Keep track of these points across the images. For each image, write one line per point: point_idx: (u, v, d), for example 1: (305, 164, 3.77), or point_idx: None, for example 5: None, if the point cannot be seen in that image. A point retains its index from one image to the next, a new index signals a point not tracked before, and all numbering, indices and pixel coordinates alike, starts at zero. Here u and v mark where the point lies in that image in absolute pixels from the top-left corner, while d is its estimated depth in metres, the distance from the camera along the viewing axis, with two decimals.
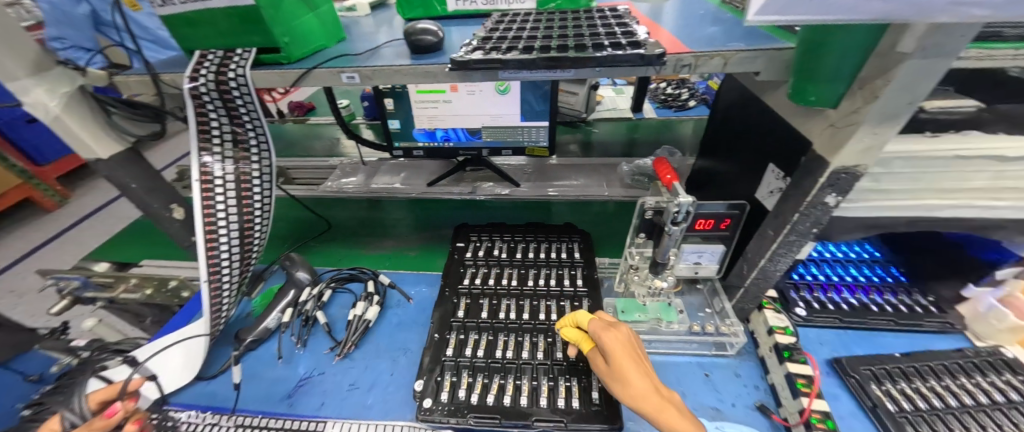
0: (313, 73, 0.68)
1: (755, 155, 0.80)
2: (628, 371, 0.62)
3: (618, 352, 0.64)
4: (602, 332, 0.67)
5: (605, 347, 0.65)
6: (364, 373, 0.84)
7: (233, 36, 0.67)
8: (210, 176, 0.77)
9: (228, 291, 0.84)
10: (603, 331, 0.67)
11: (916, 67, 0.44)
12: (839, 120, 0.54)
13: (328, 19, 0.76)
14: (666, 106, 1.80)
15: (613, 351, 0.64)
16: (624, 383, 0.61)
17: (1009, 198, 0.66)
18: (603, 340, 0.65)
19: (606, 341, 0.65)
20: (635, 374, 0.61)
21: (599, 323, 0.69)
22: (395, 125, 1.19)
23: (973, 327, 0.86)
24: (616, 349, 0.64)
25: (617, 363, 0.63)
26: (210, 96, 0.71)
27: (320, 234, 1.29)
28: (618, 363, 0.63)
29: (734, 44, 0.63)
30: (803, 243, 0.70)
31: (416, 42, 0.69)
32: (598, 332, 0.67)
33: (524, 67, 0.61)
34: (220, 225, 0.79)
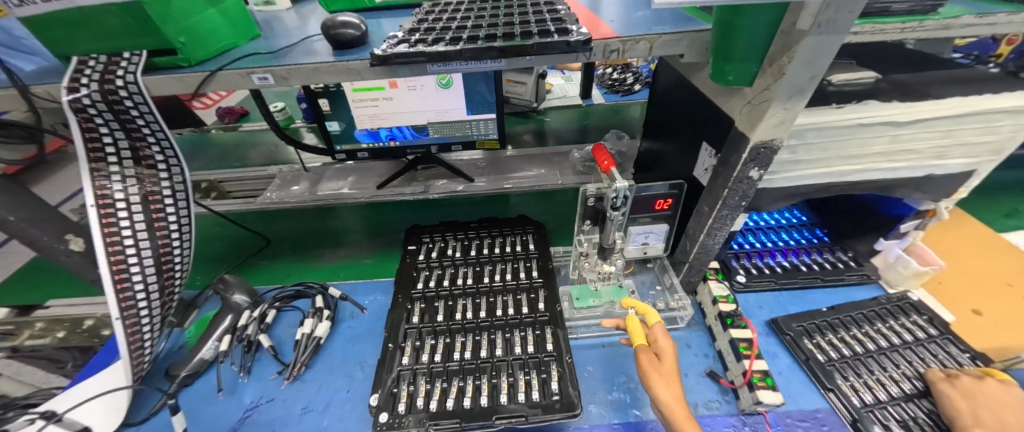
0: (217, 75, 0.61)
1: (690, 135, 0.83)
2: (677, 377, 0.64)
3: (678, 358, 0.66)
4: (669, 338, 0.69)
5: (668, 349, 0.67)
6: (317, 394, 0.80)
7: (117, 39, 0.59)
8: (111, 199, 0.68)
9: (149, 327, 0.76)
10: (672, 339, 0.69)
11: (814, 42, 0.48)
12: (755, 97, 0.59)
13: (234, 14, 0.69)
14: (613, 92, 1.77)
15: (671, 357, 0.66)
16: (672, 384, 0.63)
17: (905, 160, 0.74)
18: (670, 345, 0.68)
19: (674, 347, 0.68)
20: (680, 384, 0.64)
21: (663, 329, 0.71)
22: (335, 127, 1.10)
23: (886, 276, 0.97)
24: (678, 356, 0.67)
25: (669, 366, 0.65)
26: (97, 108, 0.63)
27: (258, 252, 1.20)
28: (670, 368, 0.65)
29: (658, 28, 0.64)
30: (735, 216, 0.75)
31: (336, 37, 0.63)
32: (663, 336, 0.69)
33: (451, 59, 0.59)
34: (129, 253, 0.71)
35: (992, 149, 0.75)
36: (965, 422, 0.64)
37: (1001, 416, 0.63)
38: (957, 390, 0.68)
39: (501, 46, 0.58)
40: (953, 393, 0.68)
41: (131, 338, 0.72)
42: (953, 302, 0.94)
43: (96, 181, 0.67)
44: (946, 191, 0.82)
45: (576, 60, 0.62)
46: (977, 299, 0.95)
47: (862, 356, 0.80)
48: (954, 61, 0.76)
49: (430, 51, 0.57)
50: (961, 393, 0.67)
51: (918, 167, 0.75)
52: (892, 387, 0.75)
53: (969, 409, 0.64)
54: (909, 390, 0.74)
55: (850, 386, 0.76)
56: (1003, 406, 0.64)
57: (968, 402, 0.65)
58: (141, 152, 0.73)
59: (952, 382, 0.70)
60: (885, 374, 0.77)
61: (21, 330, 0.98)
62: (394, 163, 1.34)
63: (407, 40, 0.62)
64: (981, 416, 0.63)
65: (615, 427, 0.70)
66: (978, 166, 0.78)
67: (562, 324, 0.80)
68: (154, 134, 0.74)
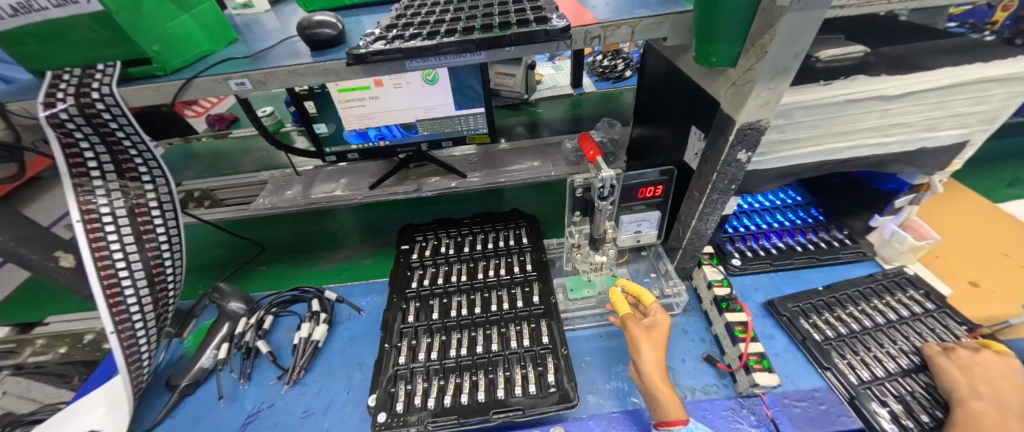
0: (194, 82, 0.60)
1: (679, 120, 0.82)
2: (661, 346, 0.68)
3: (664, 330, 0.70)
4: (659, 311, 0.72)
5: (655, 321, 0.71)
6: (317, 396, 0.80)
7: (88, 51, 0.58)
8: (97, 214, 0.68)
9: (145, 339, 0.75)
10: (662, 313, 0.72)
11: (795, 19, 0.47)
12: (740, 78, 0.58)
13: (211, 18, 0.67)
14: (604, 79, 1.75)
15: (658, 329, 0.70)
16: (655, 351, 0.67)
17: (896, 134, 0.73)
18: (658, 318, 0.71)
19: (663, 319, 0.71)
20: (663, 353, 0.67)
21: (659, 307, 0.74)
22: (323, 129, 1.09)
23: (882, 252, 0.96)
24: (665, 328, 0.70)
25: (655, 336, 0.68)
26: (76, 122, 0.62)
27: (252, 259, 1.20)
28: (656, 338, 0.69)
29: (639, 11, 0.62)
30: (725, 199, 0.75)
31: (312, 37, 0.62)
32: (657, 311, 0.72)
33: (429, 55, 0.58)
34: (120, 266, 0.70)
35: (985, 118, 0.74)
36: (962, 395, 0.64)
37: (997, 388, 0.63)
38: (954, 362, 0.68)
39: (479, 38, 0.56)
40: (950, 367, 0.68)
41: (127, 351, 0.72)
42: (950, 274, 0.94)
43: (81, 196, 0.67)
44: (939, 164, 0.81)
45: (556, 48, 0.61)
46: (974, 271, 0.95)
47: (859, 333, 0.80)
48: (944, 31, 0.75)
49: (406, 47, 0.56)
50: (958, 366, 0.68)
51: (910, 141, 0.75)
52: (889, 363, 0.75)
53: (966, 382, 0.65)
54: (906, 365, 0.74)
55: (847, 363, 0.76)
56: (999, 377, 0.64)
57: (965, 375, 0.65)
58: (123, 165, 0.73)
59: (948, 355, 0.70)
60: (881, 350, 0.77)
61: (22, 348, 0.99)
62: (386, 162, 1.33)
63: (384, 37, 0.61)
64: (978, 388, 0.63)
65: (615, 415, 0.71)
66: (971, 137, 0.77)
67: (557, 316, 0.80)
68: (135, 146, 0.73)
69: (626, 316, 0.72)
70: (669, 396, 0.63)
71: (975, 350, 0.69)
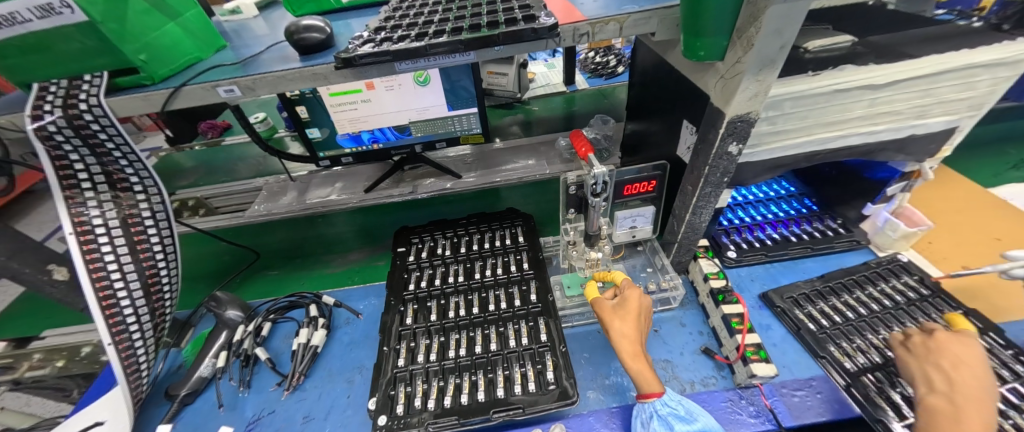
0: (181, 91, 0.60)
1: (671, 114, 0.82)
2: (630, 321, 0.69)
3: (631, 306, 0.71)
4: (627, 289, 0.74)
5: (622, 299, 0.72)
6: (318, 401, 0.80)
7: (74, 62, 0.57)
8: (89, 226, 0.68)
9: (143, 349, 0.75)
10: (630, 290, 0.74)
11: (779, 10, 0.47)
12: (728, 71, 0.58)
13: (199, 24, 0.67)
14: (596, 76, 1.75)
15: (625, 306, 0.71)
16: (623, 327, 0.68)
17: (885, 123, 0.73)
18: (625, 295, 0.73)
19: (629, 295, 0.73)
20: (633, 327, 0.69)
21: (627, 283, 0.76)
22: (316, 134, 1.09)
23: (875, 240, 0.97)
24: (633, 304, 0.71)
25: (623, 314, 0.70)
26: (64, 134, 0.62)
27: (249, 266, 1.19)
28: (624, 313, 0.70)
29: (627, 7, 0.62)
30: (719, 192, 0.75)
31: (300, 42, 0.62)
32: (626, 287, 0.75)
33: (418, 56, 0.58)
34: (115, 277, 0.70)
35: (972, 104, 0.74)
36: (921, 391, 0.62)
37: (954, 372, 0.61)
38: (915, 353, 0.67)
39: (466, 38, 0.56)
40: (909, 359, 0.67)
41: (125, 362, 0.72)
42: (943, 259, 0.95)
43: (73, 208, 0.66)
44: (929, 151, 0.82)
45: (545, 46, 0.61)
46: (967, 256, 0.96)
47: (856, 321, 0.81)
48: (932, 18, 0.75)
49: (395, 50, 0.56)
50: (918, 356, 0.66)
51: (899, 128, 0.75)
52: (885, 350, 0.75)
53: (922, 374, 0.64)
54: None
55: (843, 351, 0.77)
56: (955, 360, 0.62)
57: (920, 364, 0.65)
58: (115, 175, 0.72)
59: (907, 346, 0.69)
60: (878, 337, 0.78)
61: (19, 363, 0.98)
62: (381, 165, 1.33)
63: (372, 39, 0.60)
64: (934, 380, 0.61)
65: (614, 410, 0.71)
66: (959, 123, 0.77)
67: (554, 313, 0.80)
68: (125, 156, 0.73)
69: (594, 302, 0.75)
70: (643, 369, 0.64)
71: (930, 334, 0.68)
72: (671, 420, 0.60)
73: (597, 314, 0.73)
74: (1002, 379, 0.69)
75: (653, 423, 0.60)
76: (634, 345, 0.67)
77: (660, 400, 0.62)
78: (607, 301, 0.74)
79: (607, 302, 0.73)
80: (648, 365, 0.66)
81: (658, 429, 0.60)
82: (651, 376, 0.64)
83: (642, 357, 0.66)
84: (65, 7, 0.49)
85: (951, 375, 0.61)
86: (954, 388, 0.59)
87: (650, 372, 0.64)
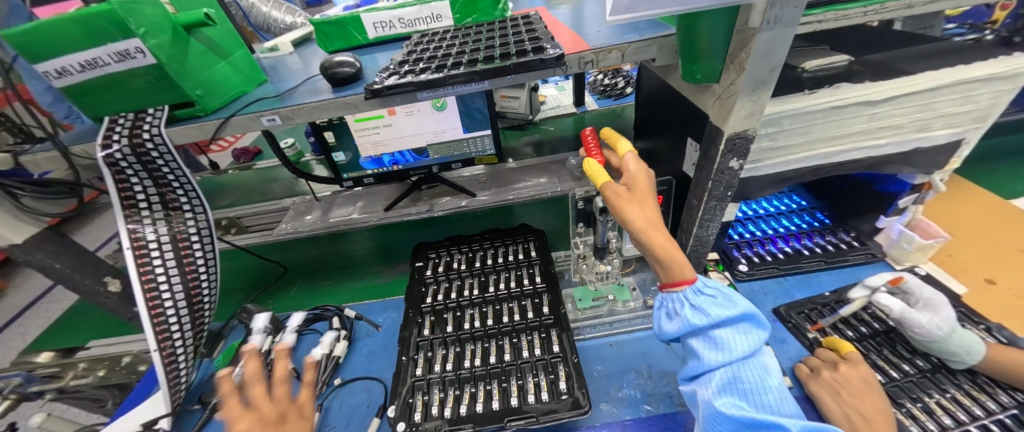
0: (230, 122, 0.68)
1: (676, 132, 0.86)
2: (646, 205, 0.63)
3: (640, 187, 0.64)
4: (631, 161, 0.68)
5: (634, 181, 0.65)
6: (339, 410, 0.84)
7: (142, 97, 0.66)
8: (144, 241, 0.75)
9: (183, 356, 0.81)
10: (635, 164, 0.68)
11: (767, 38, 0.51)
12: (724, 91, 0.62)
13: (244, 62, 0.75)
14: (606, 97, 1.81)
15: (639, 188, 0.64)
16: (645, 212, 0.62)
17: (888, 136, 0.75)
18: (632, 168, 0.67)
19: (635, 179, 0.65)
20: (651, 209, 0.63)
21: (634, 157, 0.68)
22: (342, 157, 1.17)
23: (891, 252, 0.97)
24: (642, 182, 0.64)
25: (641, 197, 0.63)
26: (127, 161, 0.70)
27: (276, 281, 1.26)
28: (641, 195, 0.63)
29: (629, 36, 0.68)
30: (724, 206, 0.77)
31: (333, 75, 0.69)
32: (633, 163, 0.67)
33: (437, 86, 0.64)
34: (162, 289, 0.77)
35: (976, 117, 0.75)
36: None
37: (866, 406, 0.65)
38: (824, 386, 0.71)
39: (482, 69, 0.62)
40: (823, 391, 0.70)
41: (168, 367, 0.78)
42: (964, 272, 0.94)
43: (130, 225, 0.74)
44: (937, 163, 0.82)
45: (553, 74, 0.66)
46: (990, 269, 0.94)
47: (869, 336, 0.83)
48: (929, 37, 0.79)
49: (418, 81, 0.62)
50: (828, 390, 0.70)
51: (903, 142, 0.77)
52: (904, 365, 0.77)
53: (842, 411, 0.67)
54: (923, 366, 0.76)
55: None
56: (861, 393, 0.67)
57: (836, 399, 0.68)
58: (167, 196, 0.80)
59: (818, 379, 0.73)
60: (894, 353, 0.79)
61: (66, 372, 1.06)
62: (400, 185, 1.40)
63: (397, 72, 0.67)
64: (853, 420, 0.65)
65: (627, 422, 0.72)
66: (965, 135, 0.78)
67: (567, 326, 0.82)
68: (178, 180, 0.81)
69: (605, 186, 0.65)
70: (671, 257, 0.61)
71: (834, 366, 0.73)
72: (709, 308, 0.59)
73: (607, 200, 0.65)
74: (1001, 405, 0.69)
75: (687, 312, 0.60)
76: (660, 231, 0.62)
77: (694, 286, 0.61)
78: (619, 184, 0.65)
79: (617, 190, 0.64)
80: (676, 248, 0.62)
81: (691, 314, 0.60)
82: (680, 264, 0.61)
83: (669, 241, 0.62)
84: (139, 52, 0.58)
85: (866, 413, 0.64)
86: (870, 426, 0.63)
87: (676, 257, 0.61)
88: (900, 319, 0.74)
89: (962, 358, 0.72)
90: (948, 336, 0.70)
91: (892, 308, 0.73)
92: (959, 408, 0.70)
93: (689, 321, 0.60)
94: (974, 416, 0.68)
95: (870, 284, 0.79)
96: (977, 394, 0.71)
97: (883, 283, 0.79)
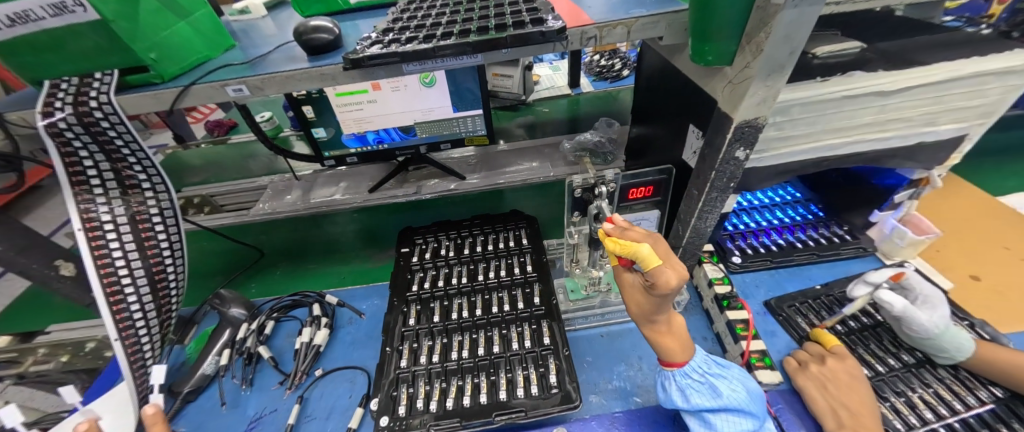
0: (191, 90, 0.60)
1: (677, 118, 0.82)
2: (653, 306, 0.56)
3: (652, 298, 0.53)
4: (662, 274, 0.51)
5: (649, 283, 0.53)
6: (319, 401, 0.80)
7: (88, 59, 0.58)
8: (98, 222, 0.68)
9: (149, 345, 0.76)
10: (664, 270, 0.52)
11: (789, 16, 0.47)
12: (736, 75, 0.58)
13: (209, 24, 0.67)
14: (601, 79, 1.76)
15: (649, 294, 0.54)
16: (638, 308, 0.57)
17: (894, 129, 0.73)
18: (659, 284, 0.51)
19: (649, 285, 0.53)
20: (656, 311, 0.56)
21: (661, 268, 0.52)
22: (322, 133, 1.09)
23: (882, 247, 0.97)
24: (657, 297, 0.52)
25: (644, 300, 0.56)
26: (74, 131, 0.62)
27: (254, 264, 1.20)
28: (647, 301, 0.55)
29: (635, 11, 0.62)
30: (725, 197, 0.74)
31: (309, 42, 0.62)
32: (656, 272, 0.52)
33: (425, 58, 0.58)
34: (122, 274, 0.71)
35: (982, 112, 0.73)
36: (831, 425, 0.65)
37: (852, 401, 0.65)
38: (811, 379, 0.71)
39: (475, 41, 0.56)
40: (811, 385, 0.70)
41: (131, 358, 0.72)
42: (951, 268, 0.95)
43: (82, 204, 0.67)
44: (938, 159, 0.81)
45: (552, 49, 0.61)
46: (977, 265, 0.95)
47: (857, 330, 0.83)
48: (940, 25, 0.76)
49: (402, 51, 0.56)
50: (815, 383, 0.70)
51: (908, 136, 0.75)
52: (890, 359, 0.77)
53: (829, 406, 0.67)
54: (908, 360, 0.77)
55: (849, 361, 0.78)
56: (847, 387, 0.67)
57: (823, 393, 0.68)
58: (123, 172, 0.72)
59: (806, 372, 0.72)
60: (880, 347, 0.80)
61: (24, 357, 0.99)
62: (386, 165, 1.33)
63: (380, 41, 0.61)
64: (839, 415, 0.65)
65: (616, 415, 0.71)
66: (969, 130, 0.76)
67: (558, 317, 0.80)
68: (134, 154, 0.73)
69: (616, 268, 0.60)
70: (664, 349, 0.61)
71: (822, 359, 0.73)
72: (690, 396, 0.59)
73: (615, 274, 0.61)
74: (980, 400, 0.70)
75: (671, 391, 0.61)
76: (657, 329, 0.58)
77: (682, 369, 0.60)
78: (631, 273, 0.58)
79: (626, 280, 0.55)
80: (677, 338, 0.59)
81: (676, 395, 0.61)
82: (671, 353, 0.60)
83: (667, 334, 0.58)
84: (78, 6, 0.50)
85: (852, 407, 0.64)
86: (856, 420, 0.63)
87: (671, 349, 0.59)
88: (901, 316, 0.72)
89: (950, 353, 0.72)
90: (941, 334, 0.71)
91: (894, 305, 0.71)
92: (940, 403, 0.70)
93: (673, 400, 0.62)
94: (955, 411, 0.69)
95: (872, 281, 0.74)
96: (958, 389, 0.72)
97: (885, 280, 0.74)
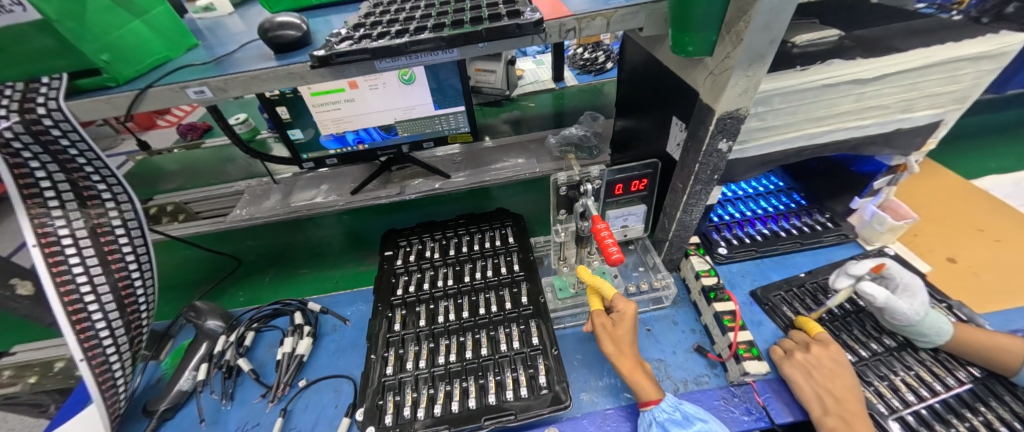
0: (148, 93, 0.57)
1: (660, 110, 0.81)
2: (627, 336, 0.70)
3: (625, 323, 0.70)
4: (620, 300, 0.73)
5: (620, 313, 0.72)
6: (304, 413, 0.78)
7: (31, 62, 0.54)
8: (55, 237, 0.64)
9: (119, 364, 0.72)
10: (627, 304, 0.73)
11: (768, 4, 0.46)
12: (717, 66, 0.57)
13: (167, 23, 0.63)
14: (585, 72, 1.74)
15: (622, 322, 0.71)
16: (614, 345, 0.70)
17: (873, 117, 0.73)
18: (624, 306, 0.72)
19: (622, 310, 0.71)
20: (628, 342, 0.69)
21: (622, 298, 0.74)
22: (299, 135, 1.06)
23: (863, 233, 0.99)
24: (627, 321, 0.70)
25: (616, 331, 0.70)
26: (22, 140, 0.58)
27: (232, 273, 1.16)
28: (624, 328, 0.70)
29: (614, 2, 0.61)
30: (709, 190, 0.74)
31: (275, 40, 0.59)
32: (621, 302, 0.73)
33: (398, 55, 0.55)
34: (84, 291, 0.67)
35: (958, 97, 0.74)
36: (817, 413, 0.65)
37: (837, 388, 0.66)
38: (797, 367, 0.71)
39: (450, 35, 0.54)
40: (796, 374, 0.70)
41: (100, 378, 0.69)
42: (928, 251, 0.96)
43: (36, 219, 0.63)
44: (916, 144, 0.82)
45: (530, 43, 0.59)
46: (953, 248, 0.97)
47: (841, 317, 0.84)
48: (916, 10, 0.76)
49: (373, 47, 0.53)
50: (800, 371, 0.70)
51: (886, 123, 0.75)
52: (872, 344, 0.78)
53: (815, 394, 0.67)
54: (890, 344, 0.78)
55: None
56: (832, 374, 0.68)
57: (809, 381, 0.68)
58: (79, 182, 0.69)
59: (791, 360, 0.72)
60: (862, 332, 0.81)
61: None
62: (367, 166, 1.30)
63: (350, 37, 0.58)
64: (825, 402, 0.65)
65: (608, 412, 0.70)
66: (945, 116, 0.77)
67: (547, 316, 0.79)
68: (91, 163, 0.70)
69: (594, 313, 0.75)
70: (637, 384, 0.66)
71: (807, 347, 0.73)
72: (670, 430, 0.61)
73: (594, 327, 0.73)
74: (959, 380, 0.72)
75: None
76: (631, 360, 0.68)
77: (659, 407, 0.63)
78: (606, 317, 0.73)
79: (603, 319, 0.72)
80: (646, 375, 0.67)
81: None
82: (643, 389, 0.65)
83: (638, 368, 0.68)
84: (16, 5, 0.46)
85: (837, 394, 0.65)
86: (841, 406, 0.64)
87: (643, 381, 0.66)
88: (883, 306, 0.72)
89: (930, 338, 0.73)
90: (921, 320, 0.72)
91: (876, 298, 0.71)
92: (921, 384, 0.72)
93: None
94: (935, 392, 0.70)
95: (854, 273, 0.74)
96: (938, 371, 0.73)
97: (866, 272, 0.75)
